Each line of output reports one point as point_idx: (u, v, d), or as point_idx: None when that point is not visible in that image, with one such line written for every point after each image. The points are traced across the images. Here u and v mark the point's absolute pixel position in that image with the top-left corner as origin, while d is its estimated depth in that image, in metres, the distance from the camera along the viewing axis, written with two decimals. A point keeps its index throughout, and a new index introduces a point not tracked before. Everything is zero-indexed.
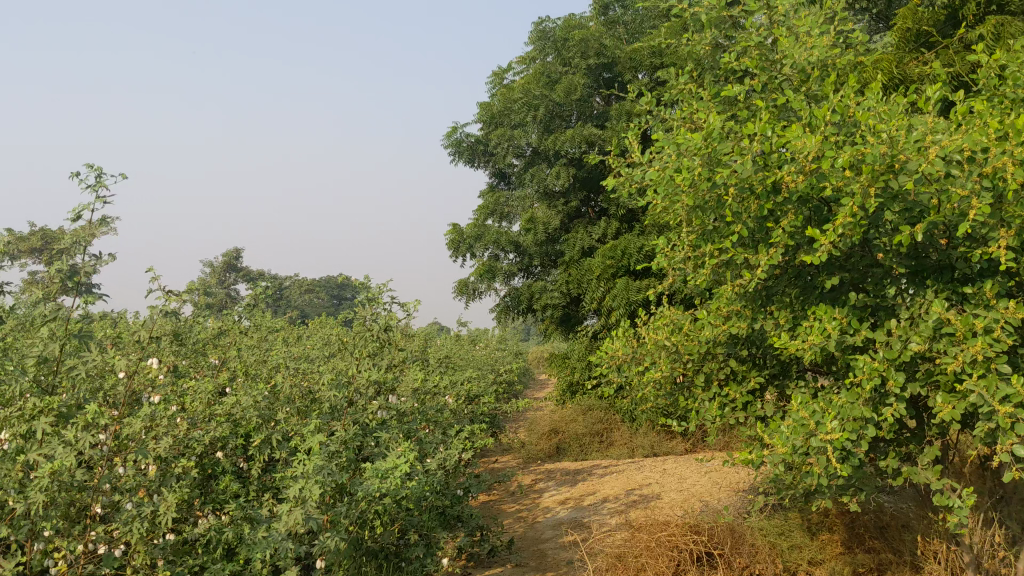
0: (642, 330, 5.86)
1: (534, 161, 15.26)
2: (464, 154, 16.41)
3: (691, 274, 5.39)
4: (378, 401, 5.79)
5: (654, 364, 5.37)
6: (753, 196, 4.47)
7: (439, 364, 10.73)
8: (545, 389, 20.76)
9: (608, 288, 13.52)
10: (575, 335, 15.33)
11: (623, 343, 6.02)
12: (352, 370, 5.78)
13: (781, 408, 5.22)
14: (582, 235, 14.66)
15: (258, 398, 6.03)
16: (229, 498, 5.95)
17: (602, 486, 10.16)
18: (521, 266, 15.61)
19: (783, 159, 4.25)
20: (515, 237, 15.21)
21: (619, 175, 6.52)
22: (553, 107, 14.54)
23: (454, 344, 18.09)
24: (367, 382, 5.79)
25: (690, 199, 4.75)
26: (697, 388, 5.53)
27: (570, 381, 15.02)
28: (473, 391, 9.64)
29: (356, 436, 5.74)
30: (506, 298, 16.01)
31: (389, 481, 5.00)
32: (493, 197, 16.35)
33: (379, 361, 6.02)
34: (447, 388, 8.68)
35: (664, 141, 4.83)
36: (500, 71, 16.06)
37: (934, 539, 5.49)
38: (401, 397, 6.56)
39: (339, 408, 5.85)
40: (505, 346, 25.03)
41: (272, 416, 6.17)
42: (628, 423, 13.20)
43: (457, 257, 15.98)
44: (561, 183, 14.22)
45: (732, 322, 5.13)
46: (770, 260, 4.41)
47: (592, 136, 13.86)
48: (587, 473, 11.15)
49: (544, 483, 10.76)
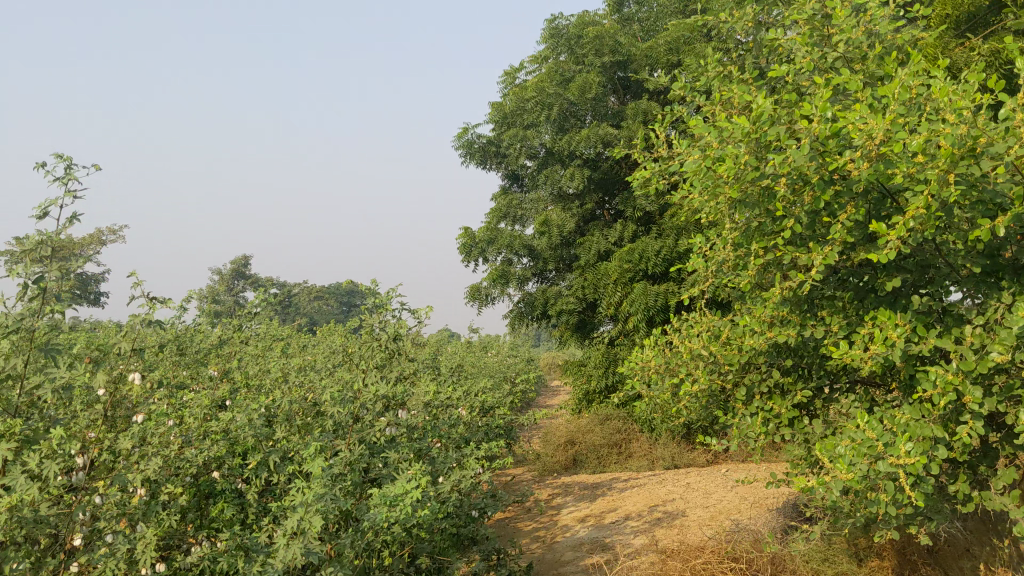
0: (675, 338, 5.36)
1: (548, 162, 14.76)
2: (475, 155, 15.92)
3: (731, 277, 4.89)
4: (385, 418, 5.32)
5: (691, 377, 4.87)
6: (807, 186, 3.97)
7: (451, 374, 10.25)
8: (560, 397, 20.25)
9: (625, 293, 13.03)
10: (591, 342, 14.83)
11: (654, 353, 5.52)
12: (358, 384, 5.30)
13: (832, 425, 4.71)
14: (598, 238, 14.15)
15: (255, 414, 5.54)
16: (225, 523, 5.46)
17: (624, 501, 9.65)
18: (534, 271, 15.11)
19: (844, 144, 3.74)
20: (528, 241, 14.70)
21: (646, 170, 6.02)
22: (567, 106, 14.02)
23: (466, 352, 17.59)
24: (374, 396, 5.31)
25: (734, 191, 4.26)
26: (738, 402, 5.02)
27: (586, 390, 14.51)
28: (488, 403, 9.16)
29: (362, 455, 5.26)
30: (519, 303, 15.52)
31: (398, 510, 4.52)
32: (505, 199, 15.85)
33: (388, 373, 5.54)
34: (460, 400, 8.21)
35: (704, 127, 4.33)
36: (511, 70, 15.57)
37: (1000, 568, 4.98)
38: (412, 412, 6.07)
39: (344, 425, 5.37)
40: (518, 353, 24.57)
41: (272, 433, 5.69)
42: (648, 434, 12.69)
43: (469, 262, 15.48)
44: (575, 185, 13.72)
45: (777, 329, 4.63)
46: (827, 259, 3.92)
47: (608, 135, 13.37)
48: (607, 487, 10.64)
49: (562, 498, 10.25)
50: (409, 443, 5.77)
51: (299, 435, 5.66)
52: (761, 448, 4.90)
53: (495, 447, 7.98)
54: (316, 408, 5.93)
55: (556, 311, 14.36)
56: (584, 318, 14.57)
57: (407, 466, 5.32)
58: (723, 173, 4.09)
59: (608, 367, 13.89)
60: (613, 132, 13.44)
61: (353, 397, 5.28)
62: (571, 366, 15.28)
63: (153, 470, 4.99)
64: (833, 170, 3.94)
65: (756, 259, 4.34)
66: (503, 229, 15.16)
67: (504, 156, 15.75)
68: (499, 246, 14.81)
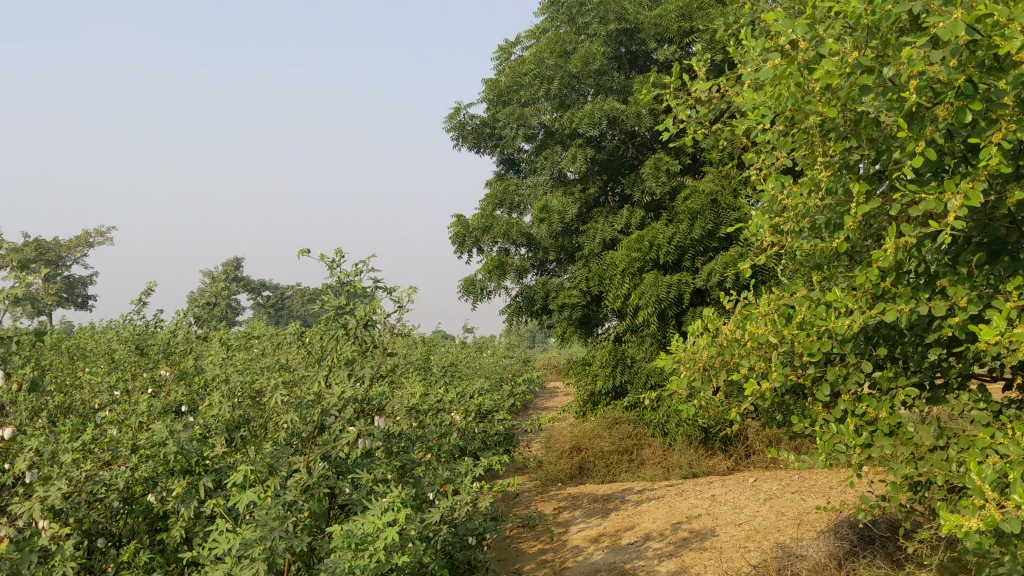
0: (729, 321, 4.16)
1: (548, 142, 13.59)
2: (468, 138, 14.70)
3: (809, 237, 3.70)
4: (357, 427, 4.12)
5: (757, 379, 3.66)
6: (943, 96, 2.79)
7: (443, 374, 9.07)
8: (561, 399, 19.10)
9: (634, 284, 11.91)
10: (597, 338, 13.63)
11: (701, 342, 4.32)
12: (321, 384, 4.12)
13: (948, 436, 3.53)
14: (603, 225, 12.97)
15: (185, 427, 4.32)
16: (151, 567, 4.26)
17: (642, 517, 8.48)
18: (534, 261, 13.92)
19: (1012, 26, 2.54)
20: (528, 229, 13.50)
21: (680, 116, 4.91)
22: (569, 80, 12.90)
23: (460, 351, 16.38)
24: (340, 401, 4.10)
25: (828, 106, 3.09)
26: (818, 405, 3.83)
27: (591, 392, 13.30)
28: (484, 407, 7.98)
29: (327, 478, 4.08)
30: (517, 297, 14.30)
31: (365, 557, 3.33)
32: (501, 184, 14.64)
33: (363, 368, 4.32)
34: (454, 403, 7.04)
35: (783, 24, 3.13)
36: (507, 44, 14.38)
37: None
38: (396, 418, 4.90)
39: (305, 440, 4.19)
40: (514, 353, 23.41)
41: (209, 452, 4.48)
42: (661, 439, 11.52)
43: (463, 253, 14.25)
44: (577, 167, 12.56)
45: (878, 307, 3.42)
46: (976, 199, 2.72)
47: (614, 110, 12.22)
48: (620, 500, 9.44)
49: (570, 513, 9.05)
50: (392, 461, 4.56)
51: (251, 449, 4.46)
52: (855, 467, 3.71)
53: (495, 459, 6.80)
54: (274, 417, 4.74)
55: (559, 304, 13.15)
56: (588, 313, 13.38)
57: (386, 491, 4.13)
58: (818, 79, 2.91)
59: (616, 366, 12.67)
60: (618, 107, 12.31)
61: (317, 402, 4.08)
62: (575, 365, 14.06)
63: (39, 504, 3.78)
64: (983, 73, 2.74)
65: (856, 207, 3.17)
66: (500, 216, 13.93)
67: (499, 138, 14.52)
68: (495, 234, 13.59)
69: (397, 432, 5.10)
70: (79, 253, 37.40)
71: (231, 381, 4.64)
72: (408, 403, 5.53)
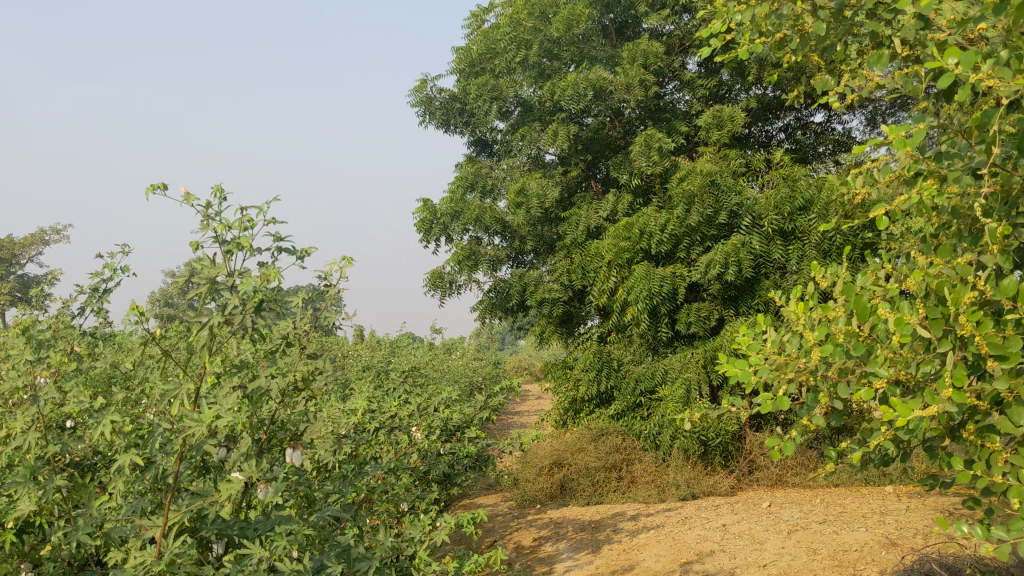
0: (835, 300, 2.68)
1: (526, 117, 12.14)
2: (436, 115, 13.15)
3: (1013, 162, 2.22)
4: (245, 473, 2.63)
5: (902, 408, 2.17)
6: None
7: (401, 379, 7.53)
8: (539, 406, 17.55)
9: (622, 277, 10.46)
10: (580, 337, 12.18)
11: (787, 331, 2.82)
12: (191, 403, 2.61)
13: None
14: (586, 212, 11.51)
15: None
16: None
17: (642, 554, 6.98)
18: (508, 251, 12.40)
19: None
20: (501, 215, 11.98)
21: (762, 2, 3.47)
22: (550, 45, 11.56)
23: (427, 354, 14.82)
24: (218, 430, 2.58)
25: None
26: (987, 440, 2.39)
27: (572, 399, 11.69)
28: (454, 423, 6.48)
29: (196, 557, 2.58)
30: (489, 293, 12.75)
31: None
32: (472, 166, 13.09)
33: (262, 378, 2.82)
34: (414, 419, 5.52)
35: None
36: (479, 9, 12.86)
37: None
38: (322, 448, 3.40)
39: (167, 485, 2.68)
40: (485, 355, 21.85)
41: (11, 504, 2.89)
42: (654, 454, 10.05)
43: (429, 242, 12.69)
44: (559, 145, 11.08)
45: None
46: None
47: (601, 80, 10.80)
48: (611, 529, 7.94)
49: (553, 546, 7.54)
50: (307, 524, 3.04)
51: (80, 502, 2.92)
52: None
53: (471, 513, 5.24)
54: (128, 446, 3.18)
55: (537, 301, 11.64)
56: (570, 310, 12.03)
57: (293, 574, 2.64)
58: None
59: (601, 371, 11.08)
60: (606, 75, 10.88)
61: (177, 437, 2.55)
62: (555, 370, 12.45)
63: None
64: None
65: None
66: (470, 201, 12.37)
67: (471, 114, 13.00)
68: (465, 221, 12.04)
69: (308, 470, 3.53)
70: (32, 250, 35.36)
71: (52, 398, 3.07)
72: (335, 429, 3.95)
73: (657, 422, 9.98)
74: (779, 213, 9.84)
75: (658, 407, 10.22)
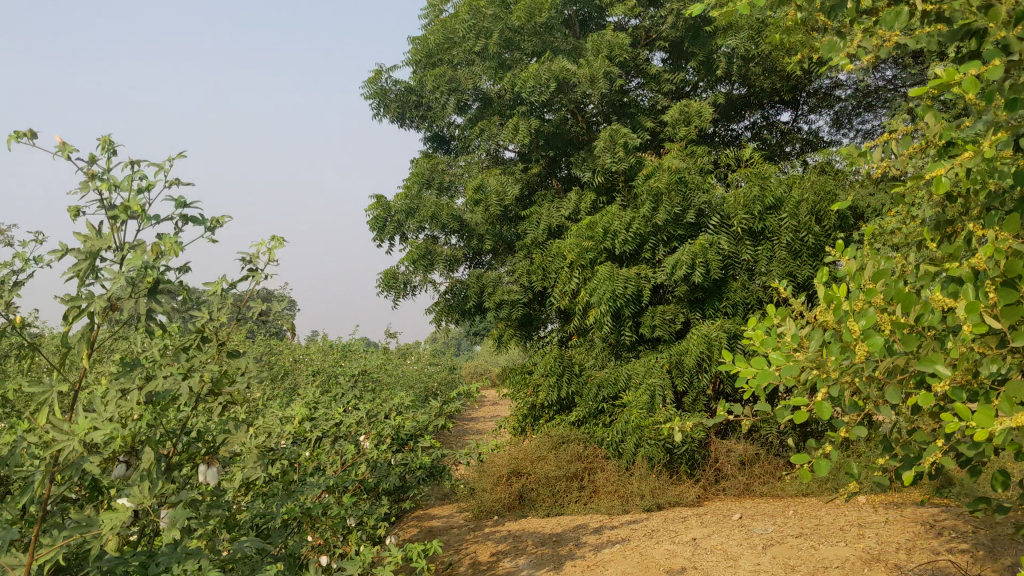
0: (873, 288, 2.24)
1: (484, 111, 11.64)
2: (391, 108, 12.58)
3: None
4: (135, 499, 2.10)
5: (981, 417, 1.73)
6: None
7: (349, 383, 6.96)
8: (496, 414, 16.96)
9: (584, 278, 9.97)
10: (539, 341, 11.67)
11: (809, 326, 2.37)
12: (65, 411, 2.07)
13: None
14: (548, 210, 11.02)
15: None
16: None
17: (608, 572, 6.48)
18: (465, 250, 11.87)
19: None
20: (459, 212, 11.43)
21: None
22: (510, 34, 11.10)
23: (380, 358, 14.21)
24: (100, 444, 2.05)
25: None
26: None
27: (531, 405, 11.17)
28: (406, 433, 5.92)
29: None
30: (444, 294, 12.19)
31: None
32: (428, 162, 12.55)
33: (170, 380, 2.31)
34: (362, 429, 4.95)
35: None
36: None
37: None
38: (241, 465, 2.86)
39: (36, 513, 2.13)
40: (442, 360, 21.23)
41: None
42: (617, 462, 9.57)
43: (382, 240, 12.11)
44: (519, 139, 10.59)
45: None
46: None
47: (563, 71, 10.34)
48: (574, 543, 7.43)
49: (513, 562, 7.01)
50: (217, 556, 2.51)
51: None
52: None
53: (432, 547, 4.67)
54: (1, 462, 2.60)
55: (494, 302, 11.11)
56: (529, 312, 11.52)
57: None
58: None
59: (562, 375, 10.58)
60: (569, 66, 10.41)
61: (46, 455, 2.03)
62: (513, 375, 11.93)
63: None
64: None
65: None
66: (426, 197, 11.83)
67: (427, 108, 12.48)
68: (420, 218, 11.49)
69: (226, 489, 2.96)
70: None
71: None
72: (263, 440, 3.37)
73: (620, 429, 9.51)
74: (748, 213, 9.42)
75: (621, 415, 9.73)
